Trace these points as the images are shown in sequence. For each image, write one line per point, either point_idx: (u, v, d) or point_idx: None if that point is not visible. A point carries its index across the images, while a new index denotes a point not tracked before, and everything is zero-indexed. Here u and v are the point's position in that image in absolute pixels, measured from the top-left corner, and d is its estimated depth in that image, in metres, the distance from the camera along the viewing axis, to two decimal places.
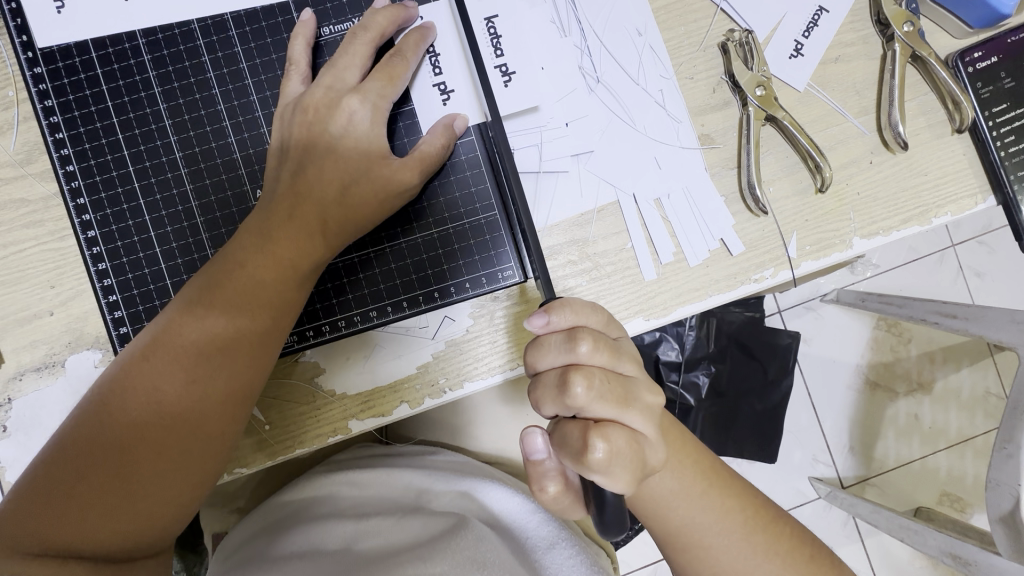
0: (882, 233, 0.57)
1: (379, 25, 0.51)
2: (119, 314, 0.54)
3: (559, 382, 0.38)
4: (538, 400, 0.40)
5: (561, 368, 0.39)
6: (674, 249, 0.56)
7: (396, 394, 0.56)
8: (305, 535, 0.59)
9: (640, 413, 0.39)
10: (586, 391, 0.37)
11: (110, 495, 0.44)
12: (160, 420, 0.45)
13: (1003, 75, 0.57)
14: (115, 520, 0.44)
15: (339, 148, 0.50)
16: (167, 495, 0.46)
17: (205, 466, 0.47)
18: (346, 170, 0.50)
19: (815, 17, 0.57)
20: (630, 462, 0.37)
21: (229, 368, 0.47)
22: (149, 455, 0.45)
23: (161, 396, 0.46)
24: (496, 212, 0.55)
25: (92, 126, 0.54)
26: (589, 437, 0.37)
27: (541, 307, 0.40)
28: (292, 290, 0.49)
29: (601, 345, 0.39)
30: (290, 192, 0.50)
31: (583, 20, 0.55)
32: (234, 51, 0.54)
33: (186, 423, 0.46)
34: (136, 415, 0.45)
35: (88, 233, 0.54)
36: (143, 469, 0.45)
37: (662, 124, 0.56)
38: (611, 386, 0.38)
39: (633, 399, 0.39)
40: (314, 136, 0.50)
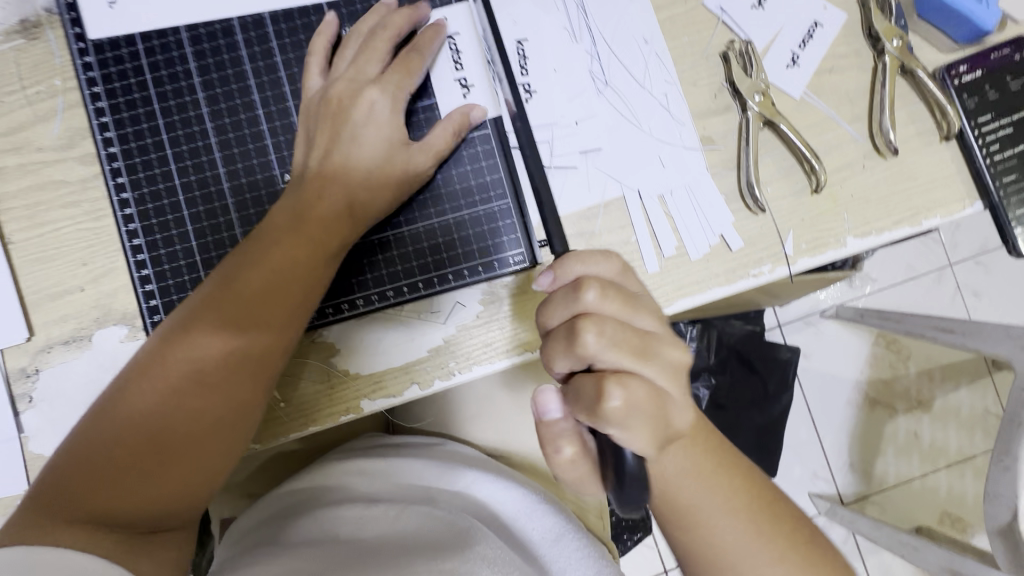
0: (875, 233, 0.60)
1: (397, 23, 0.55)
2: (150, 289, 0.56)
3: (568, 333, 0.37)
4: (551, 357, 0.38)
5: (571, 320, 0.37)
6: (676, 243, 0.59)
7: (407, 375, 0.58)
8: (309, 522, 0.59)
9: (657, 366, 0.36)
10: (595, 340, 0.36)
11: (141, 471, 0.45)
12: (195, 395, 0.47)
13: (988, 87, 0.60)
14: (149, 493, 0.44)
15: (361, 133, 0.54)
16: (198, 469, 0.47)
17: (236, 438, 0.49)
18: (370, 158, 0.54)
19: (811, 31, 0.60)
20: (649, 414, 0.35)
21: (262, 340, 0.49)
22: (182, 430, 0.46)
23: (194, 374, 0.47)
24: (509, 202, 0.58)
25: (135, 112, 0.57)
26: (605, 387, 0.35)
27: (546, 267, 0.41)
28: (319, 273, 0.52)
29: (611, 292, 0.37)
30: (318, 179, 0.53)
31: (593, 27, 0.59)
32: (270, 46, 0.58)
33: (219, 394, 0.48)
34: (167, 391, 0.47)
35: (125, 212, 0.57)
36: (178, 443, 0.46)
37: (666, 126, 0.59)
38: (624, 337, 0.36)
39: (651, 352, 0.37)
40: (337, 125, 0.54)
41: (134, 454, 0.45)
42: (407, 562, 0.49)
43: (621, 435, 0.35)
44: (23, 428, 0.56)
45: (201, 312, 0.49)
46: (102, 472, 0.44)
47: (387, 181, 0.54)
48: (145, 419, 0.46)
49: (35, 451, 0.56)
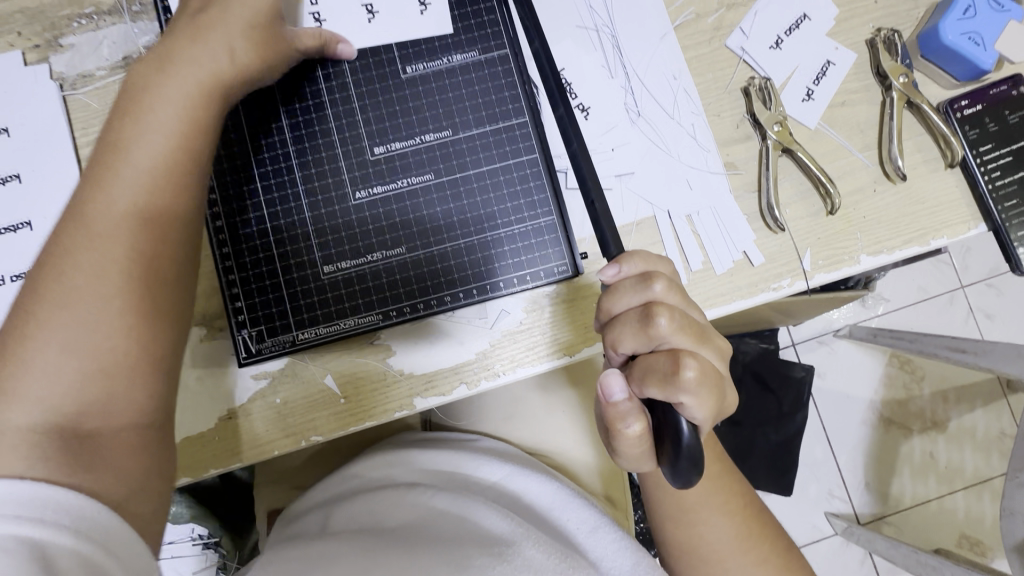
0: (887, 251, 0.65)
1: None
2: (235, 293, 0.61)
3: (643, 317, 0.40)
4: (616, 339, 0.42)
5: (640, 306, 0.41)
6: (703, 258, 0.64)
7: (456, 375, 0.63)
8: (360, 504, 0.63)
9: (712, 352, 0.42)
10: (669, 323, 0.40)
11: (57, 373, 0.39)
12: (100, 290, 0.42)
13: (988, 120, 0.66)
14: (70, 413, 0.39)
15: (223, 7, 0.51)
16: (120, 370, 0.41)
17: (153, 323, 0.43)
18: (231, 21, 0.51)
19: (824, 68, 0.67)
20: (715, 388, 0.40)
21: (156, 217, 0.45)
22: (94, 334, 0.41)
23: (83, 268, 0.42)
24: (554, 217, 0.64)
25: (224, 134, 0.61)
26: (681, 359, 0.39)
27: (612, 261, 0.44)
28: (175, 149, 0.47)
29: (673, 286, 0.42)
30: (141, 67, 0.48)
31: (627, 66, 0.66)
32: (342, 71, 0.63)
33: (119, 273, 0.42)
34: (67, 285, 0.41)
35: (216, 224, 0.60)
36: (94, 352, 0.40)
37: (694, 153, 0.65)
38: (689, 323, 0.41)
39: (708, 338, 0.42)
40: (203, 15, 0.51)
41: (63, 374, 0.39)
42: (455, 551, 0.52)
43: (693, 407, 0.38)
44: None
45: (88, 208, 0.43)
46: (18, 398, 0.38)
47: (260, 46, 0.53)
48: (49, 323, 0.40)
49: None
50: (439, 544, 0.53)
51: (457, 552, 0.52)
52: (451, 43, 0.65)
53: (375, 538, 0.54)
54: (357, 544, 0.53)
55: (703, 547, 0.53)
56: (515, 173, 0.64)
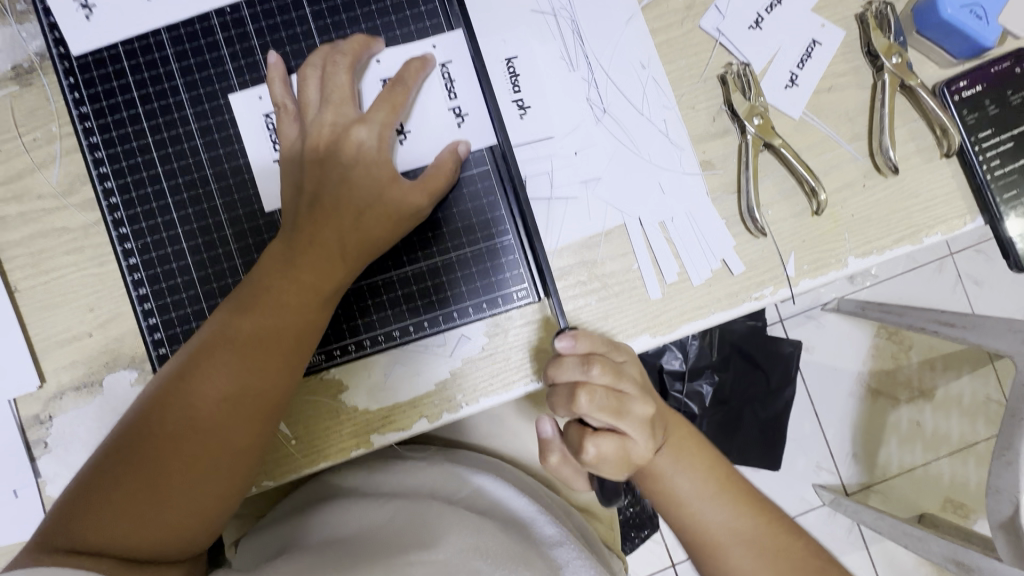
0: (876, 252, 0.60)
1: (353, 51, 0.54)
2: (158, 336, 0.57)
3: (566, 397, 0.44)
4: (549, 409, 0.46)
5: (568, 385, 0.44)
6: (678, 269, 0.59)
7: (416, 409, 0.58)
8: (324, 515, 0.62)
9: (633, 427, 0.44)
10: (587, 404, 0.43)
11: (149, 486, 0.47)
12: (202, 432, 0.48)
13: (988, 102, 0.60)
14: (145, 527, 0.47)
15: (350, 176, 0.53)
16: (201, 500, 0.49)
17: (238, 483, 0.50)
18: (358, 196, 0.52)
19: (809, 49, 0.60)
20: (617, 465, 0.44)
21: (219, 470, 0.49)
22: (185, 468, 0.48)
23: (201, 404, 0.49)
24: (511, 236, 0.58)
25: (134, 161, 0.57)
26: (585, 443, 0.43)
27: (560, 332, 0.45)
28: (312, 312, 0.52)
29: (607, 367, 0.44)
30: (316, 179, 0.53)
31: (589, 55, 0.59)
32: (261, 72, 0.57)
33: (171, 521, 0.47)
34: (179, 419, 0.48)
35: (130, 261, 0.57)
36: (182, 482, 0.48)
37: (666, 152, 0.59)
38: (611, 402, 0.43)
39: (627, 413, 0.44)
40: (325, 172, 0.53)
41: (154, 486, 0.47)
42: (401, 560, 0.51)
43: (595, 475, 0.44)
44: (40, 473, 0.57)
45: (215, 348, 0.50)
46: (109, 491, 0.47)
47: (374, 231, 0.53)
48: (159, 446, 0.48)
49: (52, 496, 0.57)
50: (394, 556, 0.52)
51: (400, 566, 0.51)
52: (381, 26, 0.57)
53: (322, 557, 0.52)
54: (305, 559, 0.52)
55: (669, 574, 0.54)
56: (465, 191, 0.58)
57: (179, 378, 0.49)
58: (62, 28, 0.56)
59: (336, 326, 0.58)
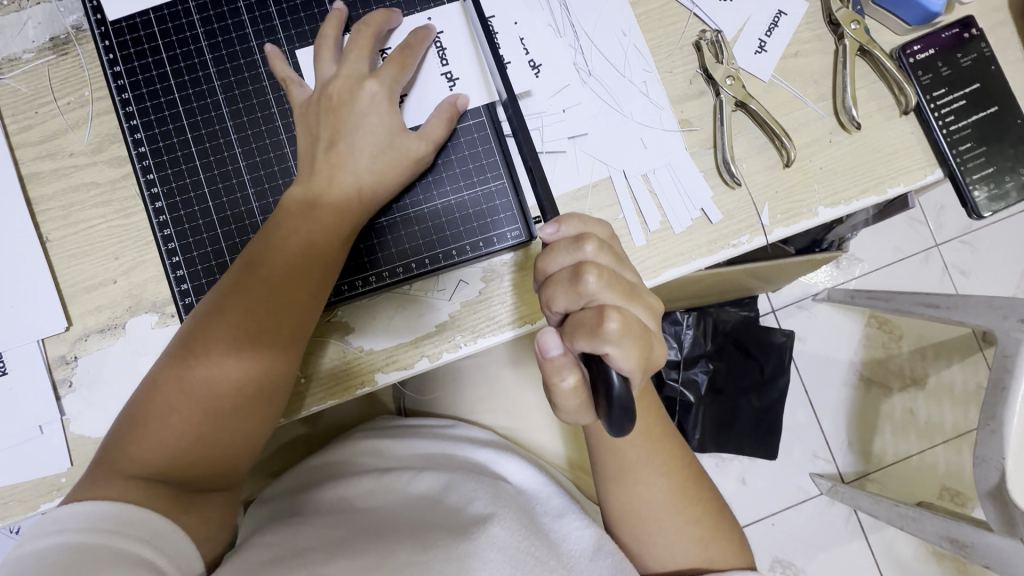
0: (844, 203, 0.65)
1: (375, 22, 0.59)
2: (180, 274, 0.61)
3: (572, 276, 0.40)
4: (549, 298, 0.42)
5: (571, 266, 0.41)
6: (661, 218, 0.64)
7: (417, 348, 0.62)
8: (333, 492, 0.66)
9: (644, 307, 0.42)
10: (598, 281, 0.40)
11: (195, 421, 0.51)
12: (241, 367, 0.52)
13: (940, 64, 0.65)
14: (194, 457, 0.51)
15: (363, 123, 0.57)
16: (244, 430, 0.53)
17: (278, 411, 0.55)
18: (370, 142, 0.57)
19: (775, 19, 0.66)
20: (640, 342, 0.40)
21: (257, 402, 0.53)
22: (228, 402, 0.51)
23: (238, 341, 0.52)
24: (504, 181, 0.63)
25: (162, 114, 0.62)
26: (604, 314, 0.39)
27: (551, 219, 0.44)
28: (333, 254, 0.56)
29: (605, 245, 0.42)
30: (329, 129, 0.57)
31: (575, 23, 0.65)
32: (278, 37, 0.62)
33: (217, 449, 0.52)
34: (222, 354, 0.51)
35: (156, 205, 0.61)
36: (228, 414, 0.52)
37: (647, 111, 0.64)
38: (619, 280, 0.41)
39: (637, 294, 0.42)
40: (340, 120, 0.57)
41: (197, 419, 0.51)
42: (406, 539, 0.54)
43: (618, 357, 0.38)
44: (65, 410, 0.60)
45: (245, 289, 0.53)
46: (159, 427, 0.50)
47: (381, 175, 0.57)
48: (201, 383, 0.51)
49: (75, 432, 0.60)
50: (400, 536, 0.55)
51: (409, 538, 0.54)
52: None
53: (335, 533, 0.56)
54: (317, 532, 0.56)
55: (641, 505, 0.58)
56: (472, 135, 0.63)
57: (212, 317, 0.52)
58: None
59: (348, 263, 0.61)
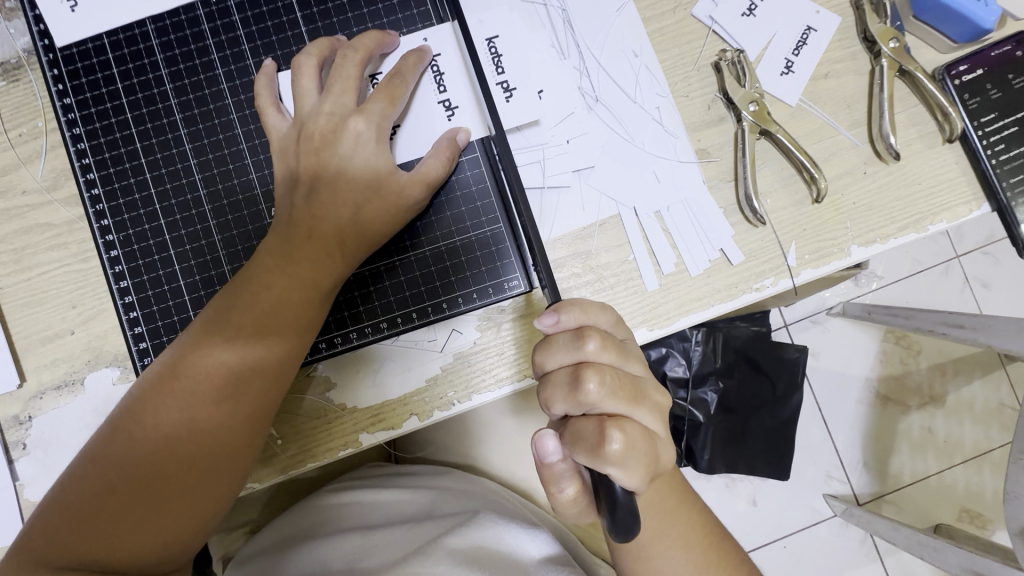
0: (879, 240, 0.58)
1: (366, 47, 0.53)
2: (139, 330, 0.55)
3: (572, 380, 0.39)
4: (547, 400, 0.41)
5: (571, 367, 0.39)
6: (675, 259, 0.57)
7: (406, 406, 0.56)
8: (311, 551, 0.61)
9: (649, 411, 0.40)
10: (598, 388, 0.38)
11: (143, 494, 0.45)
12: (199, 432, 0.46)
13: (989, 86, 0.59)
14: (133, 538, 0.44)
15: (348, 168, 0.51)
16: (197, 504, 0.46)
17: (238, 486, 0.48)
18: (354, 188, 0.51)
19: (804, 36, 0.59)
20: (645, 456, 0.38)
21: (213, 476, 0.47)
22: (181, 472, 0.46)
23: (196, 404, 0.46)
24: (501, 225, 0.57)
25: (118, 152, 0.56)
26: (606, 429, 0.37)
27: (551, 307, 0.41)
28: (308, 308, 0.50)
29: (609, 343, 0.40)
30: (309, 170, 0.51)
31: (580, 44, 0.58)
32: (246, 64, 0.56)
33: (161, 529, 0.45)
34: (178, 419, 0.46)
35: (111, 253, 0.55)
36: (179, 487, 0.45)
37: (660, 140, 0.58)
38: (622, 383, 0.39)
39: (642, 396, 0.40)
40: (322, 163, 0.51)
41: (142, 492, 0.45)
42: None
43: (623, 477, 0.36)
44: (19, 476, 0.55)
45: (207, 346, 0.47)
46: (100, 500, 0.44)
47: (362, 224, 0.51)
48: (153, 450, 0.45)
49: (30, 499, 0.55)
50: None
51: None
52: (369, 15, 0.57)
53: None
54: None
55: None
56: (470, 174, 0.57)
57: (169, 377, 0.47)
58: (47, 20, 0.56)
59: (336, 314, 0.56)
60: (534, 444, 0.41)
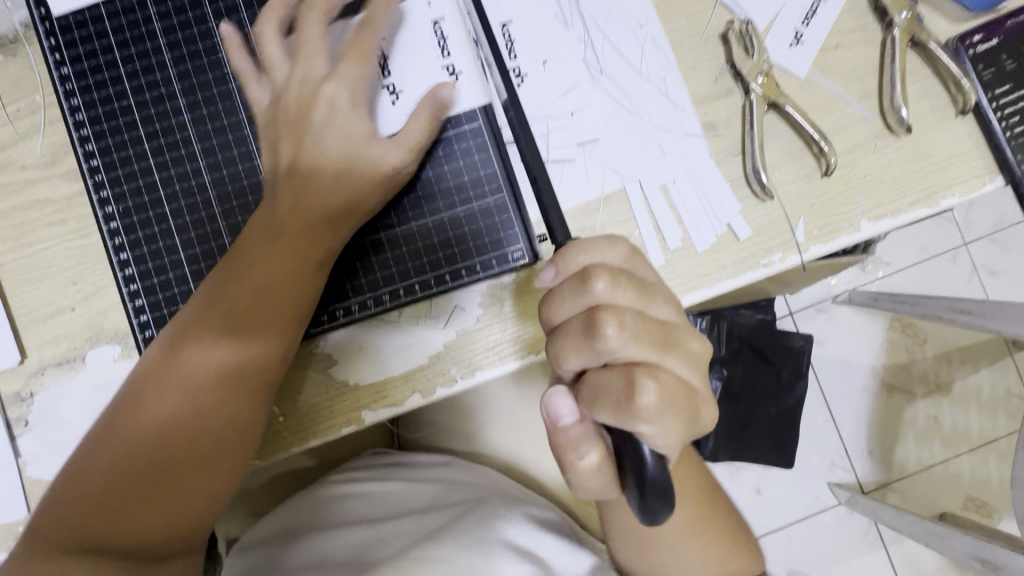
0: (890, 216, 0.57)
1: (327, 1, 0.52)
2: (139, 304, 0.55)
3: (587, 327, 0.37)
4: (563, 354, 0.38)
5: (586, 313, 0.37)
6: (681, 235, 0.56)
7: (408, 383, 0.55)
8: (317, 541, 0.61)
9: (679, 357, 0.38)
10: (619, 333, 0.36)
11: (149, 475, 0.44)
12: (200, 411, 0.46)
13: (1005, 57, 0.57)
14: (142, 520, 0.43)
15: (325, 134, 0.51)
16: (204, 483, 0.46)
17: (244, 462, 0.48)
18: (331, 155, 0.51)
19: (814, 7, 0.58)
20: (678, 407, 0.36)
21: (220, 453, 0.47)
22: (186, 448, 0.46)
23: (196, 387, 0.46)
24: (505, 195, 0.56)
25: (116, 122, 0.55)
26: (636, 381, 0.35)
27: (550, 260, 0.40)
28: (304, 281, 0.50)
29: (623, 283, 0.38)
30: (290, 137, 0.52)
31: (584, 13, 0.57)
32: (244, 31, 0.55)
33: (168, 509, 0.44)
34: (177, 398, 0.46)
35: (111, 225, 0.55)
36: (184, 467, 0.45)
37: (666, 112, 0.57)
38: (647, 328, 0.37)
39: (671, 342, 0.38)
40: (299, 131, 0.51)
41: (146, 474, 0.44)
42: None
43: (655, 434, 0.35)
44: (21, 452, 0.54)
45: (202, 325, 0.47)
46: (103, 482, 0.44)
47: (351, 185, 0.51)
48: (153, 435, 0.45)
49: (31, 476, 0.54)
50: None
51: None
52: None
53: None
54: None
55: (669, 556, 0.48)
56: (472, 141, 0.56)
57: (166, 358, 0.47)
58: None
59: (330, 289, 0.55)
60: (545, 406, 0.39)
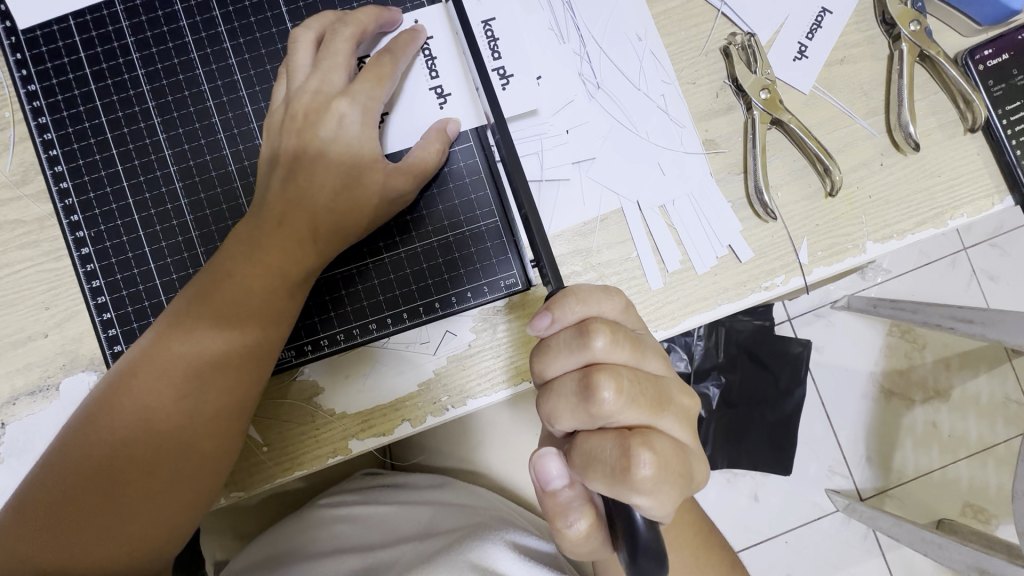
0: (896, 236, 0.55)
1: (361, 22, 0.50)
2: (113, 333, 0.52)
3: (581, 388, 0.35)
4: (555, 414, 0.37)
5: (579, 372, 0.36)
6: (681, 256, 0.54)
7: (397, 412, 0.53)
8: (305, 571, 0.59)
9: (675, 417, 0.36)
10: (615, 397, 0.34)
11: (108, 495, 0.42)
12: (164, 430, 0.44)
13: (1014, 71, 0.55)
14: (99, 543, 0.42)
15: (329, 152, 0.48)
16: (165, 506, 0.44)
17: (209, 487, 0.46)
18: (333, 174, 0.48)
19: (819, 18, 0.56)
20: (676, 474, 0.34)
21: (183, 476, 0.44)
22: (147, 470, 0.43)
23: (160, 403, 0.44)
24: (497, 219, 0.54)
25: (86, 142, 0.53)
26: (631, 449, 0.33)
27: (544, 307, 0.37)
28: (279, 298, 0.47)
29: (619, 339, 0.36)
30: (292, 146, 0.48)
31: (581, 26, 0.55)
32: (223, 46, 0.53)
33: (125, 531, 0.42)
34: (139, 415, 0.44)
35: (83, 251, 0.53)
36: (144, 488, 0.43)
37: (665, 129, 0.55)
38: (642, 388, 0.35)
39: (666, 401, 0.36)
40: (303, 143, 0.48)
41: (105, 493, 0.42)
42: None
43: (651, 505, 0.33)
44: None
45: (171, 341, 0.45)
46: (60, 500, 0.42)
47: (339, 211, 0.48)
48: (111, 453, 0.43)
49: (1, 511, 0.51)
50: None
51: None
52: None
53: None
54: None
55: None
56: (463, 163, 0.54)
57: (130, 374, 0.45)
58: (10, 4, 0.53)
59: (304, 320, 0.53)
60: (533, 469, 0.38)
